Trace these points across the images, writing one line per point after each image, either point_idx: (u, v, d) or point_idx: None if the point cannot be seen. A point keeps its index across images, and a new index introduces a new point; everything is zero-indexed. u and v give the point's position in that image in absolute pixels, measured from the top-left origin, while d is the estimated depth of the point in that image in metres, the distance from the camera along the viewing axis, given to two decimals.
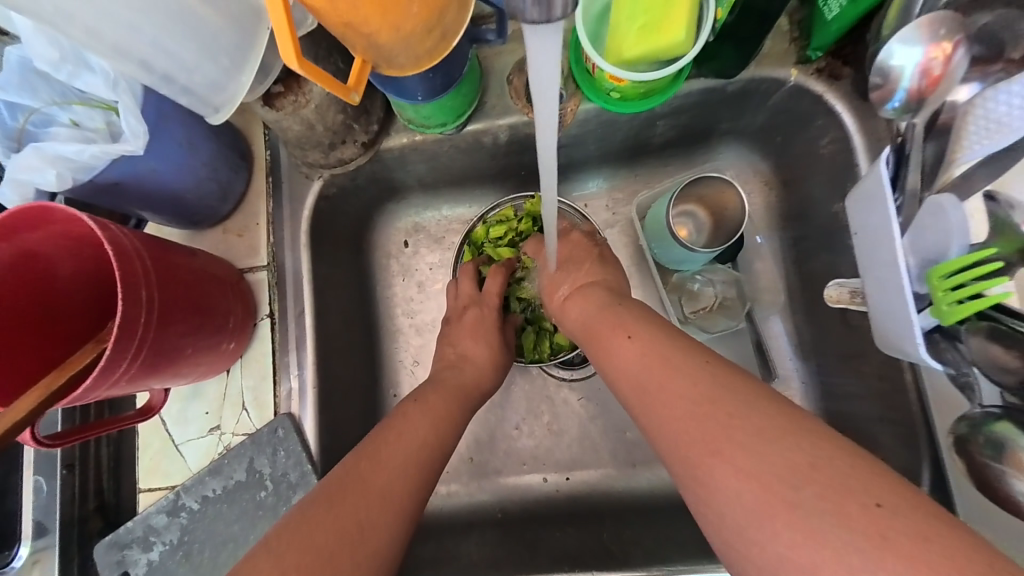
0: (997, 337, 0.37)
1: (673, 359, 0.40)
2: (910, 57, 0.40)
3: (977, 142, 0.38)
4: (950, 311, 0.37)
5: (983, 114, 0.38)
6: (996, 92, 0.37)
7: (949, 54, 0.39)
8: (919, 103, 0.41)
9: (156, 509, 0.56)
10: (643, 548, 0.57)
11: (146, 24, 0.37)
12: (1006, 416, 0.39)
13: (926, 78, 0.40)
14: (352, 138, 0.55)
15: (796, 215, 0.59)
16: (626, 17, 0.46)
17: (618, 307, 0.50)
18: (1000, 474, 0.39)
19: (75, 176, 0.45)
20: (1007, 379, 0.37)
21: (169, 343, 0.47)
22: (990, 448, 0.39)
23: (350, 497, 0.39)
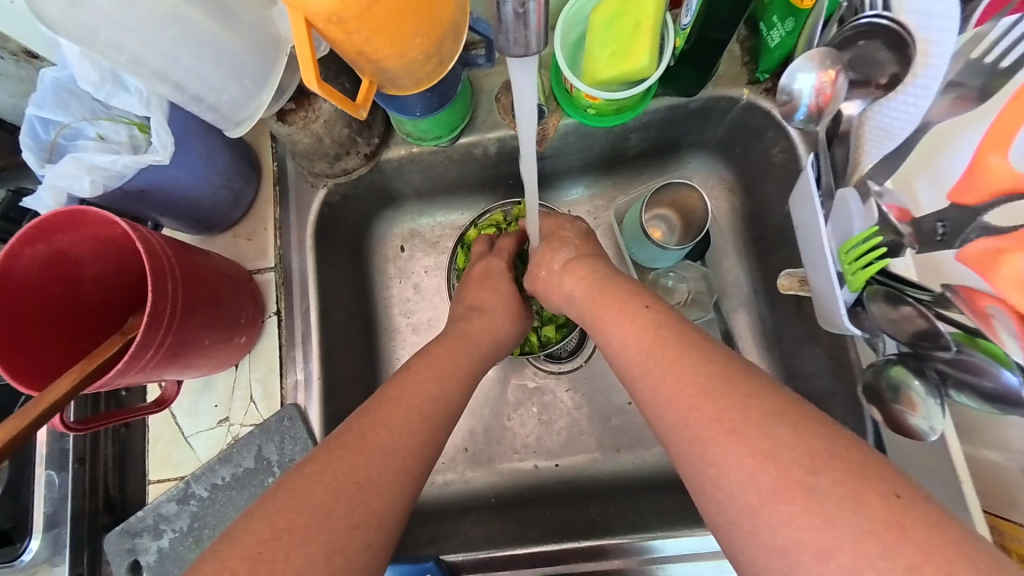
0: (891, 299, 0.44)
1: (661, 331, 0.44)
2: (807, 82, 0.46)
3: (872, 147, 0.44)
4: (853, 280, 0.46)
5: (875, 125, 0.44)
6: (881, 108, 0.43)
7: (835, 76, 0.44)
8: (819, 115, 0.47)
9: (166, 498, 0.60)
10: (627, 520, 0.62)
11: (182, 52, 0.43)
12: (900, 361, 0.46)
13: (819, 97, 0.46)
14: (356, 150, 0.61)
15: (755, 217, 0.66)
16: (598, 44, 0.55)
17: (610, 287, 0.52)
18: (899, 413, 0.47)
19: (105, 183, 0.50)
20: (901, 335, 0.45)
21: (189, 334, 0.52)
22: (891, 392, 0.47)
23: (345, 455, 0.43)
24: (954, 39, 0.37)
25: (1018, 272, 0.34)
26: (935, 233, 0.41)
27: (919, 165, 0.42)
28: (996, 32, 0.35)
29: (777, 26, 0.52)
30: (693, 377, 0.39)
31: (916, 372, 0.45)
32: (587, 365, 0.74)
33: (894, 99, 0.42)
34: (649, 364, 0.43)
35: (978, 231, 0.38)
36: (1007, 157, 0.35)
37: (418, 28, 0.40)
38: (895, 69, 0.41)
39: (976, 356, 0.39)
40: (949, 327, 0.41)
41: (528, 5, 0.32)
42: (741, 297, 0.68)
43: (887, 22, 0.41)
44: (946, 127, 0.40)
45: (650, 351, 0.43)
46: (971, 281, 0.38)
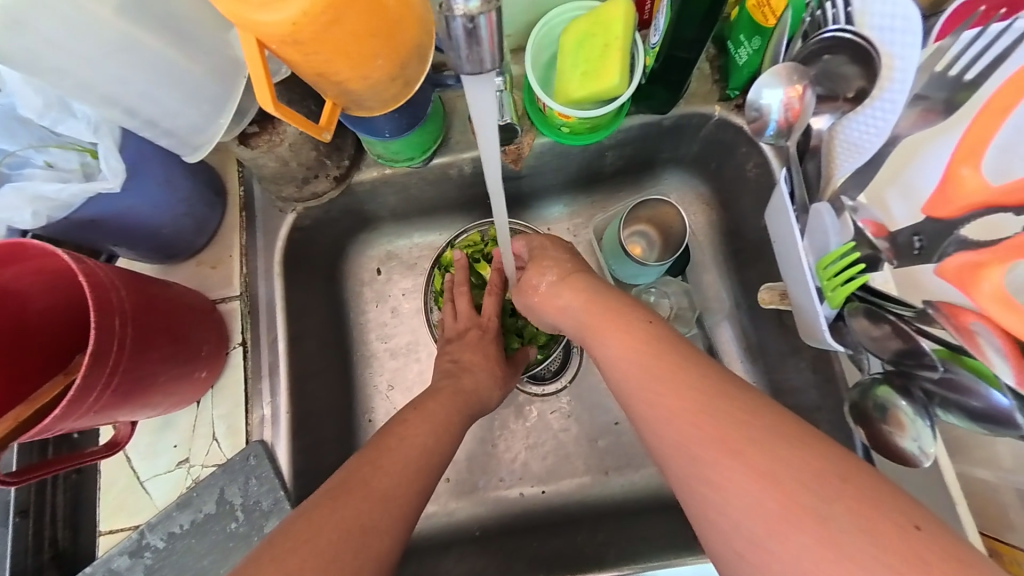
0: (870, 314, 0.44)
1: (664, 350, 0.42)
2: (774, 97, 0.44)
3: (844, 160, 0.44)
4: (834, 296, 0.45)
5: (843, 139, 0.44)
6: (850, 121, 0.43)
7: (804, 92, 0.43)
8: (789, 130, 0.46)
9: (119, 551, 0.55)
10: (617, 549, 0.60)
11: (132, 77, 0.41)
12: (886, 380, 0.45)
13: (789, 112, 0.45)
14: (325, 173, 0.59)
15: (733, 231, 0.66)
16: (570, 66, 0.55)
17: (615, 304, 0.49)
18: (887, 434, 0.46)
19: (50, 215, 0.47)
20: (884, 353, 0.44)
21: (142, 371, 0.48)
22: (878, 412, 0.46)
23: (349, 499, 0.41)
24: (916, 54, 0.37)
25: (1001, 287, 0.34)
26: (912, 247, 0.41)
27: (890, 178, 0.42)
28: (957, 46, 0.35)
29: (745, 45, 0.53)
30: (689, 393, 0.38)
31: (901, 391, 0.45)
32: (572, 385, 0.71)
33: (862, 111, 0.42)
34: (656, 394, 0.39)
35: (955, 245, 0.37)
36: (981, 170, 0.35)
37: (380, 49, 0.39)
38: (861, 82, 0.41)
39: (962, 374, 0.39)
40: (932, 343, 0.40)
41: (478, 20, 0.30)
42: (723, 311, 0.67)
43: (850, 37, 0.40)
44: (916, 139, 0.39)
45: (659, 372, 0.40)
46: (951, 296, 0.38)
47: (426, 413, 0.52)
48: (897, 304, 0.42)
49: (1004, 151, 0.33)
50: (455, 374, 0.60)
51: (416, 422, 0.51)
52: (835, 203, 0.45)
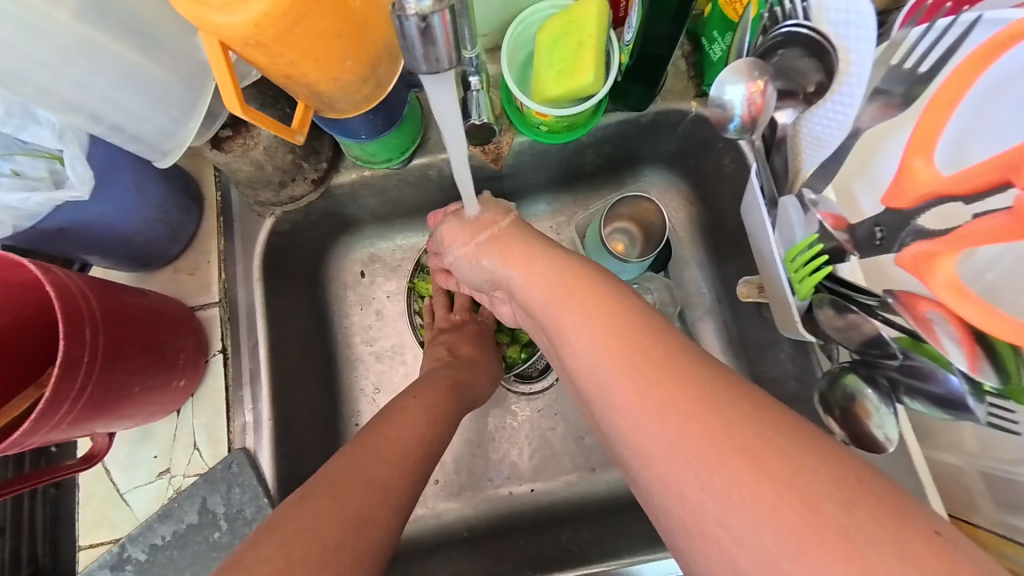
0: (837, 305, 0.45)
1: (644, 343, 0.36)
2: (736, 93, 0.43)
3: (809, 155, 0.43)
4: (800, 287, 0.47)
5: (808, 133, 0.43)
6: (811, 116, 0.42)
7: (764, 87, 0.42)
8: (753, 125, 0.45)
9: (99, 565, 0.54)
10: (602, 546, 0.60)
11: (96, 81, 0.41)
12: (854, 369, 0.47)
13: (751, 108, 0.44)
14: (302, 176, 0.59)
15: (712, 226, 0.67)
16: (546, 65, 0.55)
17: (589, 275, 0.43)
18: (856, 421, 0.48)
19: (16, 224, 0.46)
20: (850, 341, 0.45)
21: (116, 381, 0.48)
22: (846, 400, 0.48)
23: (353, 488, 0.41)
24: (870, 49, 0.36)
25: (953, 276, 0.35)
26: (872, 237, 0.41)
27: (858, 169, 0.41)
28: (910, 39, 0.35)
29: (719, 41, 0.54)
30: (662, 377, 0.34)
31: (867, 379, 0.46)
32: (558, 383, 0.71)
33: (822, 106, 0.41)
34: (624, 378, 0.35)
35: (913, 234, 0.37)
36: (933, 161, 0.35)
37: (347, 49, 0.38)
38: (820, 76, 0.40)
39: (921, 361, 0.40)
40: (891, 332, 0.42)
41: (430, 19, 0.30)
42: (705, 306, 0.68)
43: (807, 32, 0.39)
44: (880, 131, 0.39)
45: (632, 355, 0.36)
46: (909, 286, 0.38)
47: (425, 401, 0.54)
48: (859, 295, 0.43)
49: (957, 144, 0.33)
50: (457, 365, 0.61)
51: (415, 408, 0.52)
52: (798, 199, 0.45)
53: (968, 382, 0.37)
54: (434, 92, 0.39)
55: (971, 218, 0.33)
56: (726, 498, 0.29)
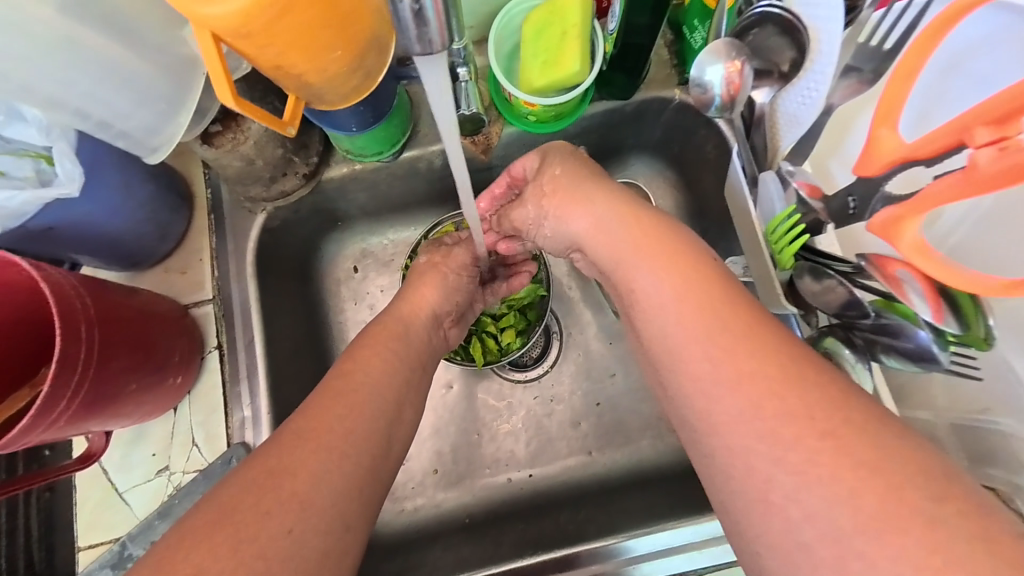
0: (816, 272, 0.45)
1: (726, 307, 0.37)
2: (715, 74, 0.46)
3: (785, 133, 0.45)
4: (782, 258, 0.48)
5: (783, 112, 0.44)
6: (786, 94, 0.43)
7: (741, 67, 0.44)
8: (732, 103, 0.47)
9: (99, 565, 0.54)
10: (599, 524, 0.62)
11: (81, 78, 0.41)
12: (830, 334, 0.47)
13: (729, 87, 0.46)
14: (293, 170, 0.59)
15: (697, 212, 0.69)
16: (531, 56, 0.56)
17: (663, 233, 0.44)
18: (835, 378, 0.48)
19: (4, 223, 0.46)
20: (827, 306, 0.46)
21: (110, 379, 0.48)
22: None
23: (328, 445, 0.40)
24: (838, 27, 0.37)
25: (920, 238, 0.36)
26: (846, 207, 0.41)
27: (829, 149, 0.42)
28: (870, 21, 0.35)
29: (699, 29, 0.55)
30: (732, 334, 0.36)
31: (844, 342, 0.46)
32: (553, 370, 0.73)
33: (796, 83, 0.42)
34: (695, 328, 0.38)
35: (881, 202, 0.38)
36: (898, 131, 0.36)
37: (336, 41, 0.39)
38: (793, 53, 0.41)
39: (893, 320, 0.41)
40: (867, 294, 0.42)
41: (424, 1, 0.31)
42: None
43: (781, 11, 0.41)
44: (848, 107, 0.40)
45: (704, 307, 0.38)
46: (880, 249, 0.39)
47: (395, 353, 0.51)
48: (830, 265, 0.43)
49: (919, 113, 0.35)
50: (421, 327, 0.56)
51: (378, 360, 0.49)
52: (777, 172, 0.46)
53: (934, 333, 0.38)
54: (425, 78, 0.39)
55: (930, 181, 0.34)
56: (763, 447, 0.32)
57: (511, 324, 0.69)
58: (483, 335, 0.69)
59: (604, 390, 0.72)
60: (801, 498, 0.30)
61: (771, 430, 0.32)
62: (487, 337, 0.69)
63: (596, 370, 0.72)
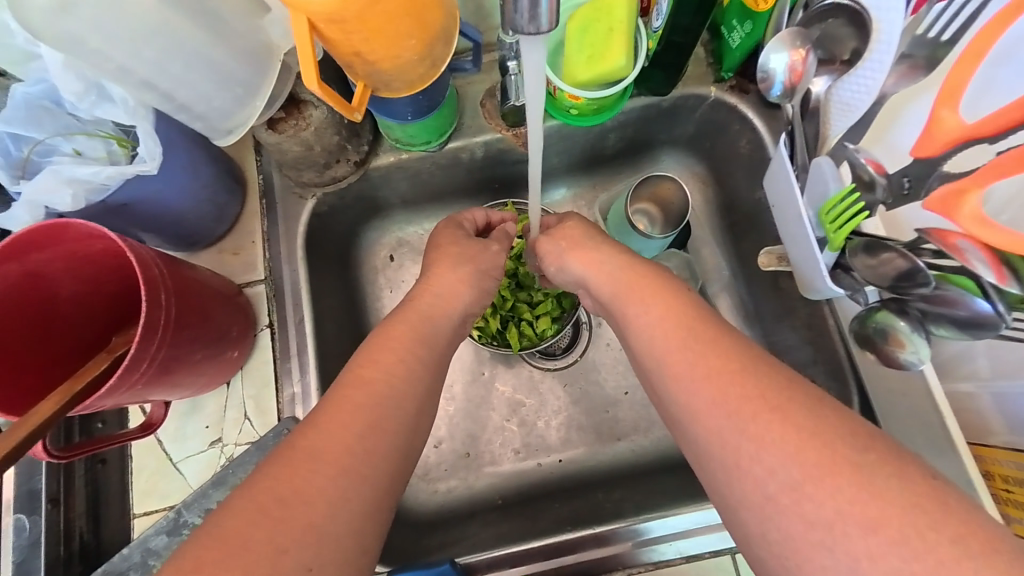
0: (870, 249, 0.46)
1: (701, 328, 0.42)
2: (779, 61, 0.48)
3: (836, 121, 0.48)
4: (834, 240, 0.48)
5: (838, 100, 0.47)
6: (844, 83, 0.46)
7: (806, 55, 0.47)
8: (792, 92, 0.49)
9: (156, 530, 0.56)
10: (634, 503, 0.64)
11: (173, 61, 0.44)
12: (883, 306, 0.49)
13: (792, 74, 0.48)
14: (345, 158, 0.61)
15: (727, 206, 0.71)
16: (575, 50, 0.58)
17: (644, 272, 0.49)
18: (890, 352, 0.49)
19: (87, 197, 0.48)
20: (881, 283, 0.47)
21: (182, 347, 0.50)
22: (878, 336, 0.49)
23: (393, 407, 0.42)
24: (901, 17, 0.40)
25: (979, 209, 0.38)
26: (901, 186, 0.45)
27: (879, 135, 0.47)
28: (931, 15, 0.39)
29: (738, 29, 0.57)
30: (708, 350, 0.40)
31: (898, 313, 0.48)
32: (583, 359, 0.75)
33: (856, 72, 0.45)
34: (676, 346, 0.42)
35: (938, 180, 0.42)
36: (959, 110, 0.39)
37: (412, 29, 0.42)
38: (855, 44, 0.44)
39: (952, 291, 0.43)
40: (926, 267, 0.43)
41: None
42: (722, 282, 0.72)
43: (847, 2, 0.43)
44: (900, 97, 0.45)
45: (678, 332, 0.42)
46: (937, 222, 0.42)
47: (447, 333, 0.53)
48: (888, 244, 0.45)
49: (980, 93, 0.38)
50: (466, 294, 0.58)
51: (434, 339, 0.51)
52: (837, 151, 0.48)
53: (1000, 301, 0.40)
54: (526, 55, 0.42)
55: (994, 156, 0.38)
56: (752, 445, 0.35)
57: (547, 311, 0.71)
58: (520, 322, 0.71)
59: (632, 379, 0.74)
60: (820, 482, 0.32)
61: (753, 429, 0.35)
62: (524, 325, 0.71)
63: (624, 360, 0.74)
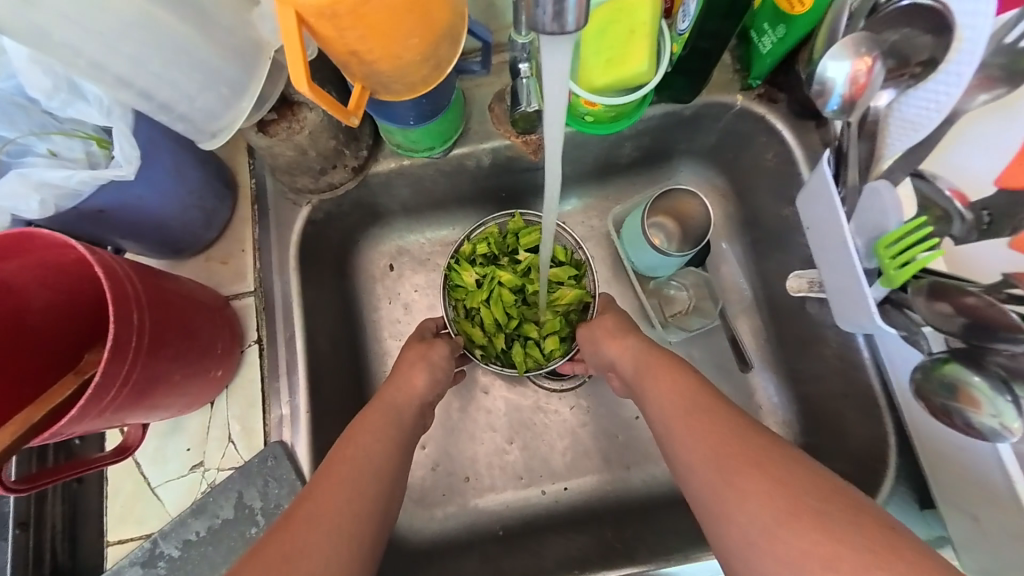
0: (937, 294, 0.42)
1: (707, 407, 0.43)
2: (841, 70, 0.42)
3: (896, 139, 0.44)
4: (893, 276, 0.43)
5: (898, 117, 0.43)
6: (911, 98, 0.42)
7: (872, 64, 0.41)
8: (851, 106, 0.44)
9: (130, 561, 0.53)
10: (649, 544, 0.59)
11: (150, 57, 0.40)
12: (952, 357, 0.43)
13: (853, 87, 0.42)
14: (342, 163, 0.57)
15: (749, 222, 0.66)
16: (591, 51, 0.52)
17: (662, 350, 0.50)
18: (960, 411, 0.43)
19: (58, 204, 0.44)
20: (952, 328, 0.41)
21: (157, 368, 0.46)
22: (943, 390, 0.44)
23: None
24: (989, 23, 0.36)
25: None
26: (980, 221, 0.40)
27: (948, 156, 0.42)
28: (1019, 26, 0.35)
29: (770, 33, 0.52)
30: (715, 431, 0.41)
31: (970, 365, 0.42)
32: (591, 380, 0.70)
33: (927, 86, 0.41)
34: (682, 425, 0.43)
35: None
36: None
37: (414, 26, 0.37)
38: (931, 53, 0.40)
39: None
40: (1017, 318, 0.38)
41: None
42: (742, 302, 0.67)
43: (928, 5, 0.39)
44: (978, 115, 0.39)
45: (697, 425, 0.42)
46: None
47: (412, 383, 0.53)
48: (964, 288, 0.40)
49: None
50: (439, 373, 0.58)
51: None
52: (891, 174, 0.45)
53: None
54: (546, 56, 0.38)
55: None
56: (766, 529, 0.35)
57: (555, 329, 0.67)
58: (526, 342, 0.67)
59: None
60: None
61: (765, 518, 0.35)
62: (531, 344, 0.67)
63: None
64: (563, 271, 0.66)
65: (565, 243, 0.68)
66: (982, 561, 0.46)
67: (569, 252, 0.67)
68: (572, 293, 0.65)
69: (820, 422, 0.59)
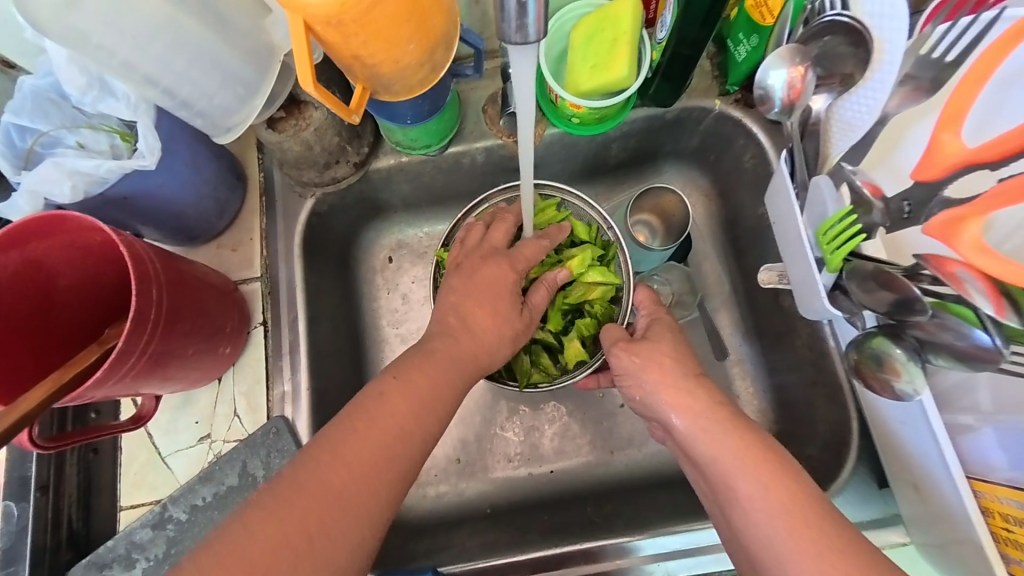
0: (871, 276, 0.45)
1: (758, 453, 0.43)
2: (779, 78, 0.48)
3: (840, 139, 0.48)
4: (830, 261, 0.47)
5: (839, 118, 0.48)
6: (846, 101, 0.47)
7: (805, 72, 0.47)
8: (791, 108, 0.50)
9: (141, 524, 0.57)
10: (625, 518, 0.63)
11: (174, 58, 0.44)
12: (880, 331, 0.47)
13: (791, 91, 0.49)
14: (345, 158, 0.61)
15: (729, 220, 0.70)
16: (580, 59, 0.58)
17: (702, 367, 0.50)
18: (884, 381, 0.47)
19: (87, 189, 0.49)
20: (881, 307, 0.45)
21: (172, 342, 0.50)
22: (873, 363, 0.47)
23: (373, 413, 0.42)
24: (903, 38, 0.42)
25: (980, 237, 0.37)
26: (902, 211, 0.44)
27: (880, 158, 0.46)
28: (935, 35, 0.40)
29: (744, 42, 0.55)
30: (773, 480, 0.41)
31: (893, 339, 0.46)
32: None
33: (858, 92, 0.46)
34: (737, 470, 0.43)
35: (939, 205, 0.41)
36: (961, 136, 0.40)
37: (412, 33, 0.42)
38: (852, 66, 0.46)
39: (950, 320, 0.42)
40: (925, 294, 0.43)
41: None
42: (722, 296, 0.71)
43: (847, 21, 0.44)
44: (901, 119, 0.44)
45: (724, 439, 0.45)
46: (936, 250, 0.41)
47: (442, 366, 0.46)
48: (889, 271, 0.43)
49: (983, 115, 0.38)
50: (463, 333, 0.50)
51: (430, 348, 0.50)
52: (836, 172, 0.48)
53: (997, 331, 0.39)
54: (515, 62, 0.41)
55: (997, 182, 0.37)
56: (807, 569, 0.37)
57: (574, 329, 0.60)
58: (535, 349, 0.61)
59: None
60: None
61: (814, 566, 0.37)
62: (539, 351, 0.60)
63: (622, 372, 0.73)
64: (586, 251, 0.59)
65: (588, 220, 0.62)
66: (932, 537, 0.49)
67: (596, 230, 0.61)
68: (597, 278, 0.58)
69: (794, 409, 0.63)
